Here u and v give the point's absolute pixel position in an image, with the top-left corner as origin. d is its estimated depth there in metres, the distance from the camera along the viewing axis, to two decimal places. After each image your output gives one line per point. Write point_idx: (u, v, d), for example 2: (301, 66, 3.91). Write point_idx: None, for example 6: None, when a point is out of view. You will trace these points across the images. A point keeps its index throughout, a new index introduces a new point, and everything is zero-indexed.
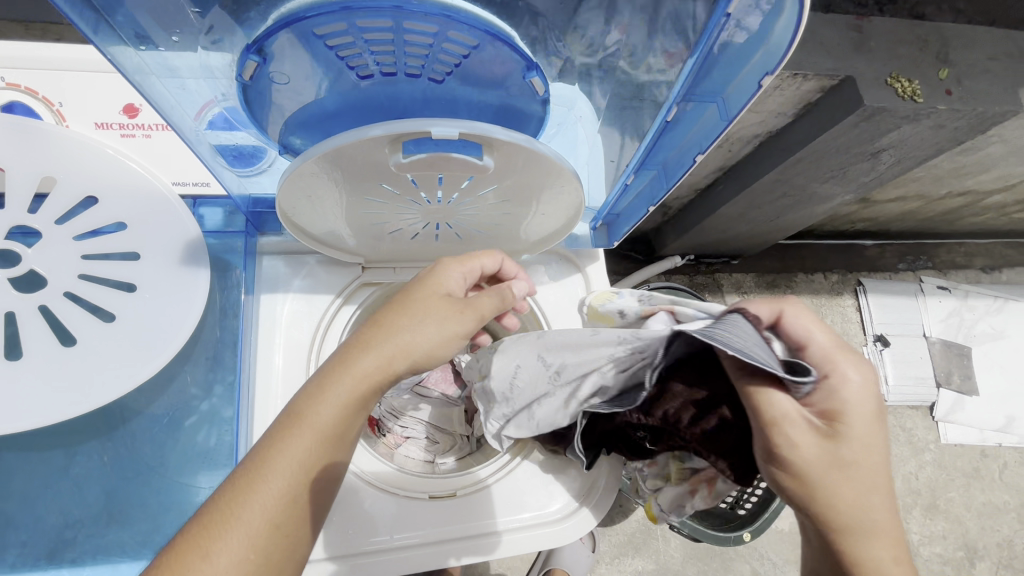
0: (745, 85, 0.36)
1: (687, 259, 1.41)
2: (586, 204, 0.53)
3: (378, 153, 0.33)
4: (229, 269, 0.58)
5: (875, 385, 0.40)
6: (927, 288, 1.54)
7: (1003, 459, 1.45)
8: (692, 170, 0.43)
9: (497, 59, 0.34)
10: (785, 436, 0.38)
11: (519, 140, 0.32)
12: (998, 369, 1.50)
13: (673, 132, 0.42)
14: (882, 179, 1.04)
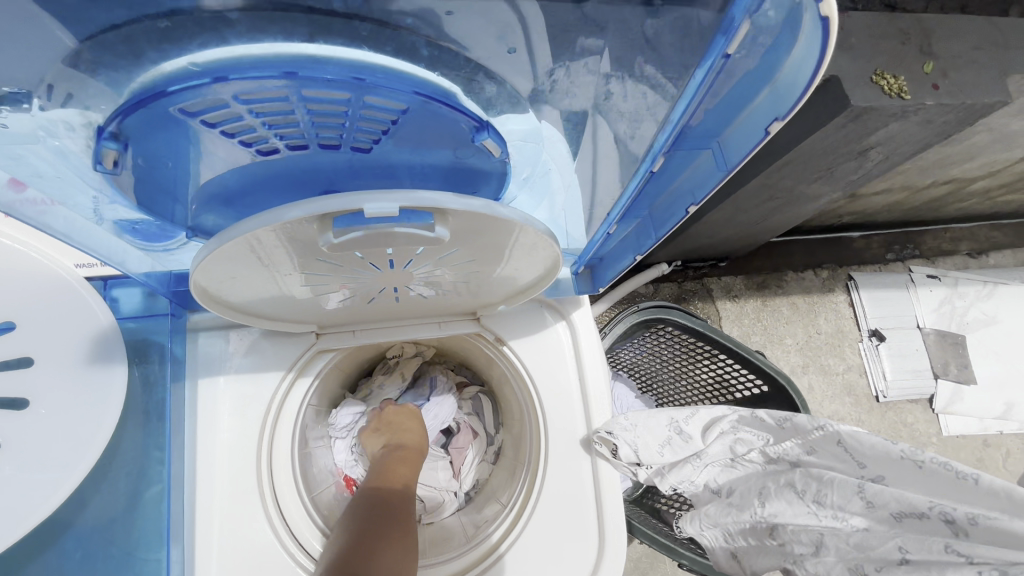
0: (747, 131, 0.33)
1: (674, 266, 1.37)
2: (567, 247, 0.49)
3: (305, 232, 0.28)
4: (148, 355, 0.54)
5: None
6: (917, 278, 1.52)
7: (1006, 447, 1.42)
8: (683, 220, 0.40)
9: (430, 121, 0.31)
10: None
11: (474, 208, 0.27)
12: (994, 355, 1.48)
13: (662, 176, 0.38)
14: (870, 175, 1.01)
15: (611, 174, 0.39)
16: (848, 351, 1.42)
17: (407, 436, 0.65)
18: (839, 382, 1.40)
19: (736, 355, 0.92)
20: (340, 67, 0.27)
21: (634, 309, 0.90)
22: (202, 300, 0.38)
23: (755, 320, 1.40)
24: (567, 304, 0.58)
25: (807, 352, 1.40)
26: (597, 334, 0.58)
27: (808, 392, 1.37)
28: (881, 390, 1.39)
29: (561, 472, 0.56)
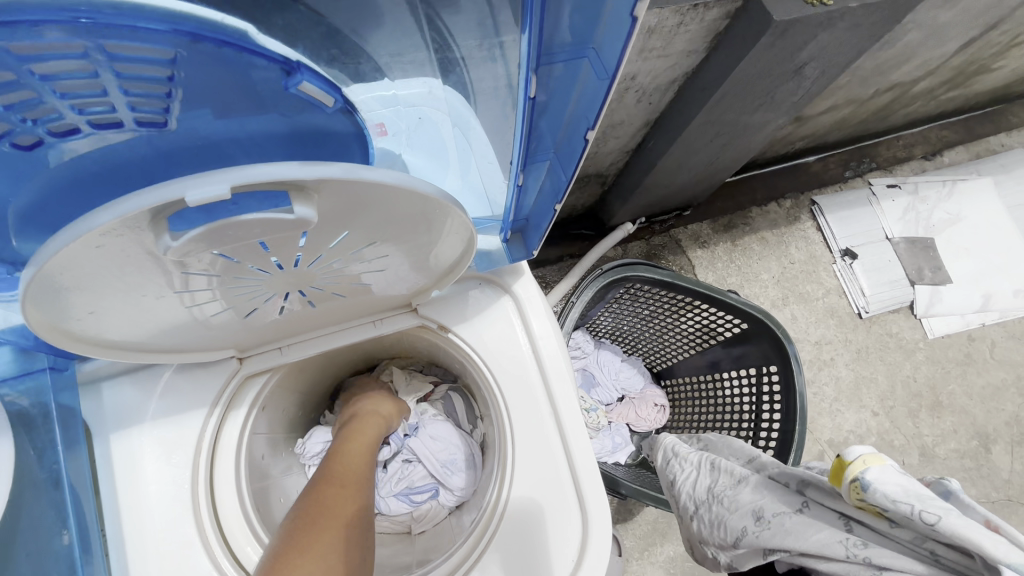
0: (617, 25, 0.30)
1: (638, 223, 1.36)
2: (485, 210, 0.47)
3: (134, 239, 0.25)
4: (33, 424, 0.48)
5: None
6: (877, 190, 1.52)
7: (991, 338, 1.43)
8: (587, 148, 0.38)
9: (217, 72, 0.28)
10: None
11: (324, 172, 0.24)
12: (965, 251, 1.50)
13: (551, 103, 0.37)
14: (810, 94, 0.99)
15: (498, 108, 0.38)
16: (824, 275, 1.42)
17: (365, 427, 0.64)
18: (821, 307, 1.39)
19: (710, 299, 0.90)
20: (53, 12, 0.23)
21: (596, 271, 0.87)
22: (67, 341, 0.34)
23: (728, 262, 1.39)
24: (505, 275, 0.55)
25: (785, 284, 1.39)
26: (543, 301, 0.55)
27: (792, 323, 1.36)
28: (863, 306, 1.39)
29: (531, 454, 0.53)
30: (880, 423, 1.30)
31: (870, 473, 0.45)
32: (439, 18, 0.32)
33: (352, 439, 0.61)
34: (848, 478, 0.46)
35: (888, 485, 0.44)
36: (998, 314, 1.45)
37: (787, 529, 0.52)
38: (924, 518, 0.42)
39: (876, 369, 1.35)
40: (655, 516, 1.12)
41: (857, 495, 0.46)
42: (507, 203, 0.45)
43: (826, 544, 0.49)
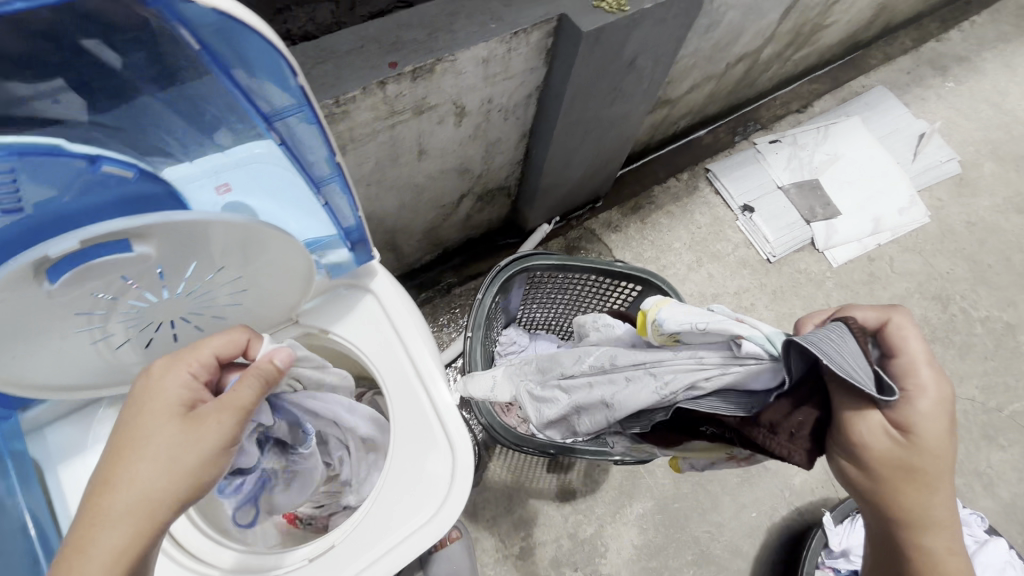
0: (293, 86, 0.46)
1: (554, 222, 1.50)
2: (315, 235, 0.60)
3: (31, 289, 0.39)
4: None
5: (936, 420, 0.51)
6: (761, 147, 1.69)
7: (888, 255, 1.59)
8: (340, 167, 0.53)
9: (54, 168, 0.41)
10: (909, 466, 0.51)
11: (143, 221, 0.38)
12: (849, 184, 1.66)
13: (306, 147, 0.51)
14: (656, 81, 1.14)
15: (278, 157, 0.51)
16: (731, 232, 1.56)
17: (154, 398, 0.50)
18: (733, 261, 1.52)
19: (602, 270, 1.02)
20: None
21: (497, 270, 0.97)
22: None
23: (642, 239, 1.52)
24: (364, 277, 0.69)
25: (697, 247, 1.53)
26: (400, 291, 0.69)
27: (710, 281, 1.49)
28: (769, 252, 1.53)
29: (410, 445, 0.65)
30: None
31: (661, 313, 0.73)
32: (208, 99, 0.45)
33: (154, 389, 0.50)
34: (651, 318, 0.74)
35: (676, 316, 0.71)
36: (890, 232, 1.61)
37: (628, 398, 0.71)
38: (699, 325, 0.68)
39: (794, 304, 1.48)
40: (619, 479, 1.21)
41: (662, 334, 0.73)
42: (327, 224, 0.59)
43: (649, 394, 0.69)
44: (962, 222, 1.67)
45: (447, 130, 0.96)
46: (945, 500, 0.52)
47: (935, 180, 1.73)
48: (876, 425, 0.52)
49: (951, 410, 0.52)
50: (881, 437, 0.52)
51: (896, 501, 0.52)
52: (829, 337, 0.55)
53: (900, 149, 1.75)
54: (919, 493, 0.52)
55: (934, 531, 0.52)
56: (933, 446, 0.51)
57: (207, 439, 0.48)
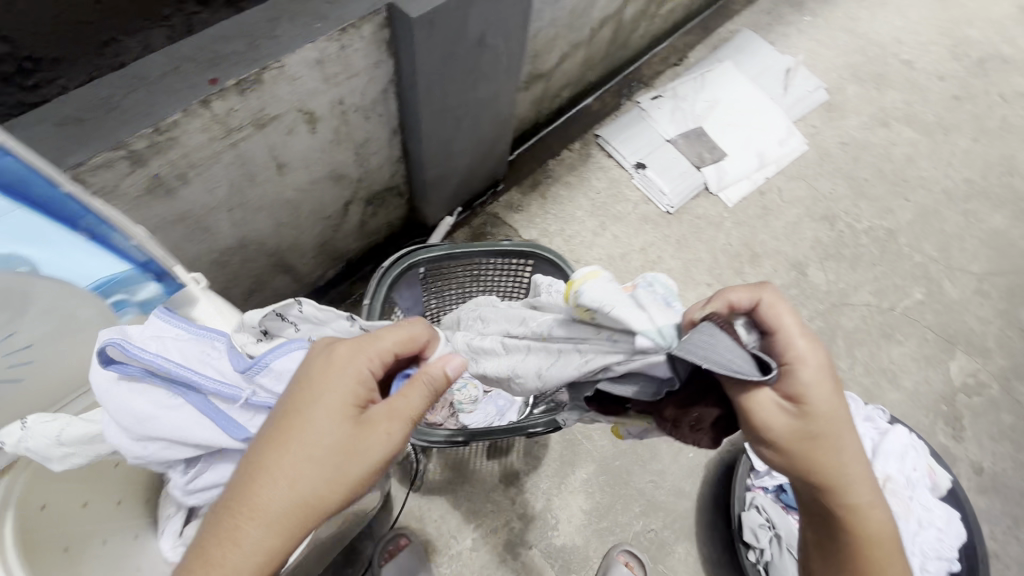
0: None
1: (457, 213, 1.50)
2: (106, 278, 0.59)
3: None
4: None
5: (827, 393, 0.60)
6: (644, 105, 1.74)
7: (775, 186, 1.67)
8: (80, 191, 0.51)
9: None
10: (806, 432, 0.60)
11: None
12: (730, 126, 1.74)
13: (34, 188, 0.49)
14: (515, 56, 1.15)
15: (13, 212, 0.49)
16: (628, 192, 1.60)
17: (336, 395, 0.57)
18: (635, 218, 1.56)
19: (489, 252, 1.03)
20: None
21: (380, 271, 0.97)
22: None
23: (545, 214, 1.54)
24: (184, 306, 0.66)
25: (599, 212, 1.56)
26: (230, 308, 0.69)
27: (616, 242, 1.52)
28: (667, 204, 1.58)
29: None
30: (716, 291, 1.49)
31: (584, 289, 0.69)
32: None
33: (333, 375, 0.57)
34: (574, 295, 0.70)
35: (594, 293, 0.68)
36: (774, 165, 1.70)
37: (558, 370, 0.73)
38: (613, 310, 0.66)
39: (697, 249, 1.54)
40: (558, 450, 1.23)
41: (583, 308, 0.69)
42: (111, 261, 0.58)
43: (570, 365, 0.71)
44: (837, 144, 1.78)
45: (302, 139, 0.93)
46: (859, 461, 0.63)
47: (807, 109, 1.83)
48: (770, 402, 0.60)
49: (829, 372, 0.61)
50: (777, 414, 0.60)
51: (814, 466, 0.61)
52: (699, 336, 0.60)
53: (771, 85, 1.85)
54: (821, 457, 0.61)
55: (854, 490, 0.63)
56: (826, 408, 0.59)
57: (372, 449, 0.56)
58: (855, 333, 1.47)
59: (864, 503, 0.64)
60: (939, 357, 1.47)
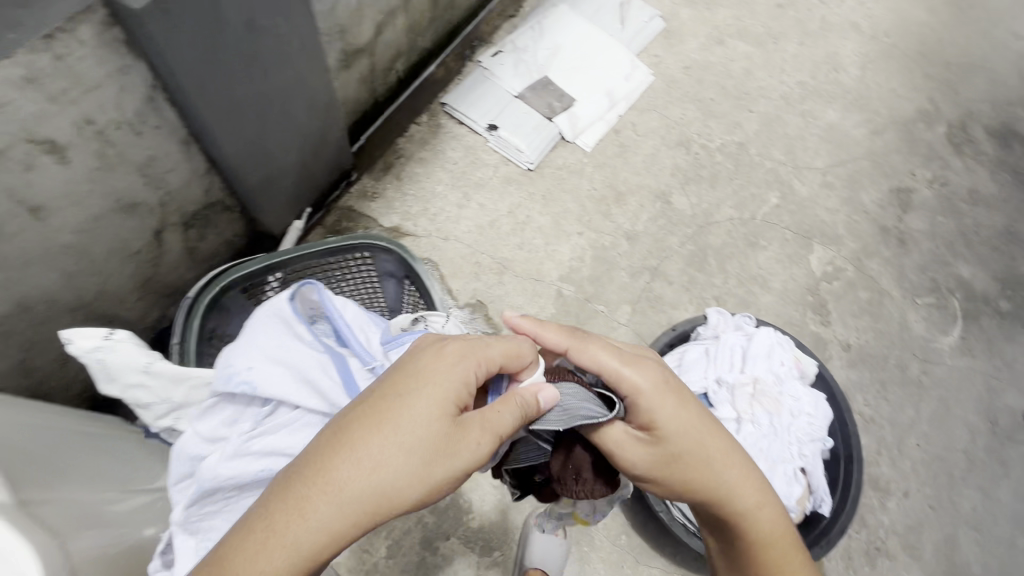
0: None
1: (308, 214, 1.40)
2: None
3: None
4: None
5: (694, 428, 0.78)
6: (486, 64, 1.69)
7: (628, 122, 1.69)
8: None
9: None
10: (660, 455, 0.76)
11: None
12: (575, 70, 1.72)
13: None
14: (308, 34, 1.04)
15: None
16: (485, 156, 1.55)
17: (435, 390, 0.60)
18: (497, 182, 1.52)
19: (317, 253, 0.96)
20: None
21: (185, 300, 0.86)
22: None
23: (403, 195, 1.46)
24: None
25: (460, 183, 1.50)
26: None
27: (482, 210, 1.48)
28: (526, 160, 1.55)
29: None
30: (588, 238, 1.49)
31: None
32: None
33: (442, 367, 0.62)
34: None
35: None
36: (625, 101, 1.71)
37: None
38: None
39: (564, 200, 1.53)
40: None
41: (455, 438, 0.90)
42: None
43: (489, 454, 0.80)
44: (680, 69, 1.81)
45: (52, 173, 0.79)
46: (734, 468, 0.80)
47: (647, 40, 1.85)
48: (621, 436, 0.76)
49: (684, 405, 0.78)
50: (638, 445, 0.76)
51: (689, 483, 0.78)
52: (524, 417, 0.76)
53: (609, 22, 1.84)
54: (687, 472, 0.77)
55: (738, 494, 0.80)
56: (682, 429, 0.77)
57: (455, 454, 0.59)
58: (722, 248, 1.53)
59: (748, 502, 0.80)
60: (800, 254, 1.57)
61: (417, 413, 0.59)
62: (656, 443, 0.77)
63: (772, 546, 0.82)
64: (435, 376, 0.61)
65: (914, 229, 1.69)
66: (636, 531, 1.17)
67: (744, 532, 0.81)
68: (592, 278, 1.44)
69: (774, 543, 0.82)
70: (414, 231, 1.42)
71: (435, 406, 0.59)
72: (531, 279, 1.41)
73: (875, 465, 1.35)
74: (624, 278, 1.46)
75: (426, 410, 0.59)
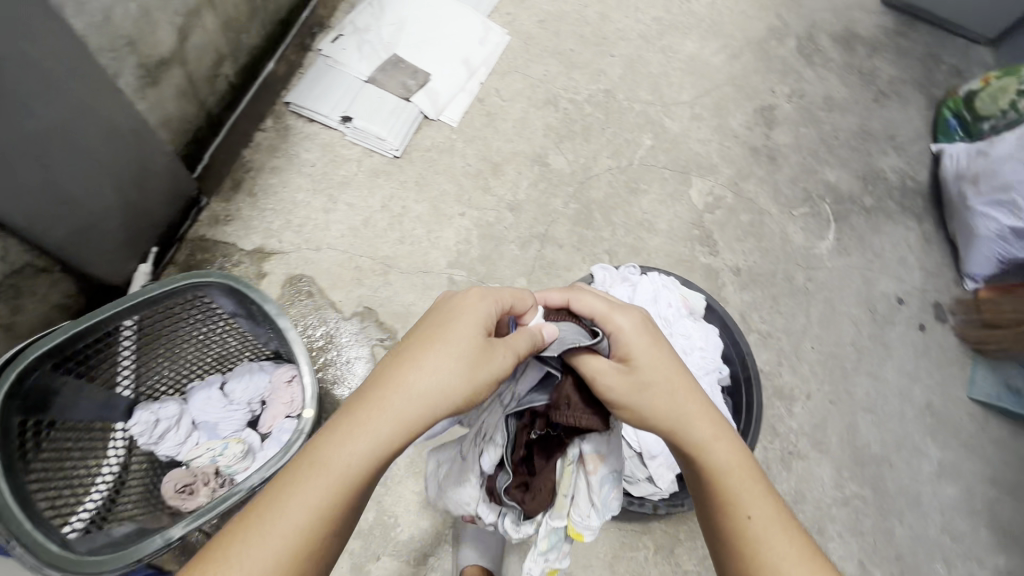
0: None
1: (155, 254, 1.25)
2: None
3: None
4: None
5: (664, 361, 0.74)
6: (327, 52, 1.56)
7: (491, 88, 1.62)
8: None
9: None
10: (632, 382, 0.72)
11: None
12: (426, 43, 1.63)
13: None
14: (79, 55, 0.89)
15: None
16: (345, 151, 1.45)
17: (468, 316, 0.68)
18: (363, 177, 1.43)
19: (139, 303, 0.91)
20: None
21: None
22: None
23: (261, 212, 1.34)
24: None
25: (323, 186, 1.40)
26: None
27: (352, 210, 1.38)
28: (391, 147, 1.46)
29: None
30: (471, 216, 1.43)
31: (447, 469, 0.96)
32: None
33: (477, 298, 0.70)
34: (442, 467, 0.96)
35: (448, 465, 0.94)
36: (483, 67, 1.64)
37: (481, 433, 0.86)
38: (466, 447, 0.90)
39: (438, 182, 1.46)
40: None
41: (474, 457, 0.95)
42: None
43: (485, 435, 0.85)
44: (535, 24, 1.75)
45: None
46: (697, 401, 0.73)
47: None
48: (597, 367, 0.73)
49: (653, 339, 0.76)
50: (610, 375, 0.72)
51: (652, 414, 0.71)
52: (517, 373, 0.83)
53: None
54: (654, 406, 0.71)
55: (697, 424, 0.71)
56: (651, 363, 0.74)
57: (490, 369, 0.66)
58: (605, 200, 1.53)
59: (709, 439, 0.71)
60: (680, 190, 1.60)
61: (456, 335, 0.66)
62: (625, 372, 0.73)
63: (738, 487, 0.68)
64: (468, 308, 0.69)
65: (781, 145, 1.76)
66: None
67: (706, 470, 0.70)
68: (482, 258, 1.39)
69: (742, 484, 0.69)
70: (281, 248, 1.31)
71: (472, 325, 0.68)
72: (417, 272, 1.34)
73: (777, 376, 1.43)
74: (515, 250, 1.42)
75: (465, 332, 0.67)
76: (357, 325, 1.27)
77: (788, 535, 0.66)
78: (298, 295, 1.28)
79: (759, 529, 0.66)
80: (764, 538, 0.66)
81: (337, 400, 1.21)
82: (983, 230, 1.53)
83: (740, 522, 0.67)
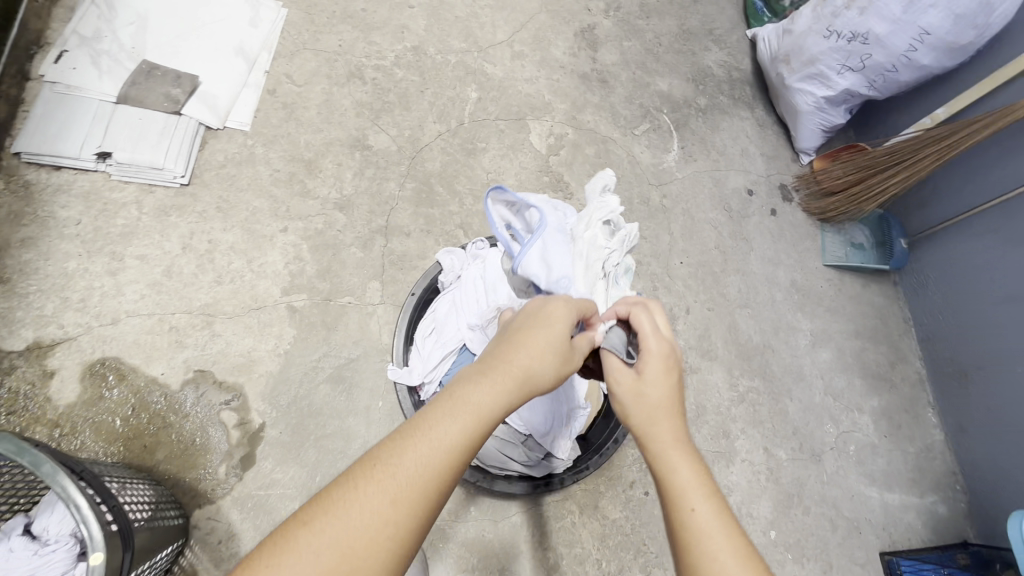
0: None
1: None
2: None
3: None
4: None
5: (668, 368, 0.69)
6: (52, 77, 1.24)
7: (280, 74, 1.39)
8: None
9: None
10: (630, 383, 0.67)
11: None
12: (181, 38, 1.35)
13: None
14: None
15: None
16: (115, 195, 1.19)
17: (562, 312, 0.68)
18: (148, 220, 1.19)
19: None
20: None
21: None
22: None
23: (23, 298, 1.08)
24: None
25: (99, 245, 1.15)
26: None
27: (146, 264, 1.16)
28: (173, 175, 1.22)
29: None
30: (295, 229, 1.25)
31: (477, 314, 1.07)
32: None
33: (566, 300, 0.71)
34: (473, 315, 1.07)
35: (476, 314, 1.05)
36: (263, 52, 1.40)
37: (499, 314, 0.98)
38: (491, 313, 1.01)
39: (245, 200, 1.25)
40: (250, 528, 1.02)
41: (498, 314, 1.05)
42: None
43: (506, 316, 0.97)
44: None
45: None
46: (675, 411, 0.65)
47: None
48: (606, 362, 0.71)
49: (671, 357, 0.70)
50: (616, 370, 0.69)
51: (635, 414, 0.65)
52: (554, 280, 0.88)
53: None
54: (649, 404, 0.65)
55: (662, 426, 0.63)
56: (652, 374, 0.67)
57: (569, 366, 0.65)
58: (442, 170, 1.40)
59: (671, 445, 0.62)
60: (519, 138, 1.50)
61: (550, 324, 0.66)
62: (626, 370, 0.69)
63: (686, 484, 0.58)
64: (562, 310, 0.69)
65: (609, 64, 1.70)
66: (480, 496, 1.14)
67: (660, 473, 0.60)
68: (322, 272, 1.23)
69: (690, 482, 0.58)
70: (65, 335, 1.07)
71: (558, 321, 0.67)
72: (247, 311, 1.16)
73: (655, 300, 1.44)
74: (357, 252, 1.26)
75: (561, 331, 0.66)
76: (193, 394, 1.09)
77: (732, 539, 0.55)
78: (105, 383, 1.06)
79: (703, 524, 0.55)
80: (704, 532, 0.55)
81: (192, 484, 1.03)
82: (803, 105, 1.59)
83: (681, 516, 0.56)
